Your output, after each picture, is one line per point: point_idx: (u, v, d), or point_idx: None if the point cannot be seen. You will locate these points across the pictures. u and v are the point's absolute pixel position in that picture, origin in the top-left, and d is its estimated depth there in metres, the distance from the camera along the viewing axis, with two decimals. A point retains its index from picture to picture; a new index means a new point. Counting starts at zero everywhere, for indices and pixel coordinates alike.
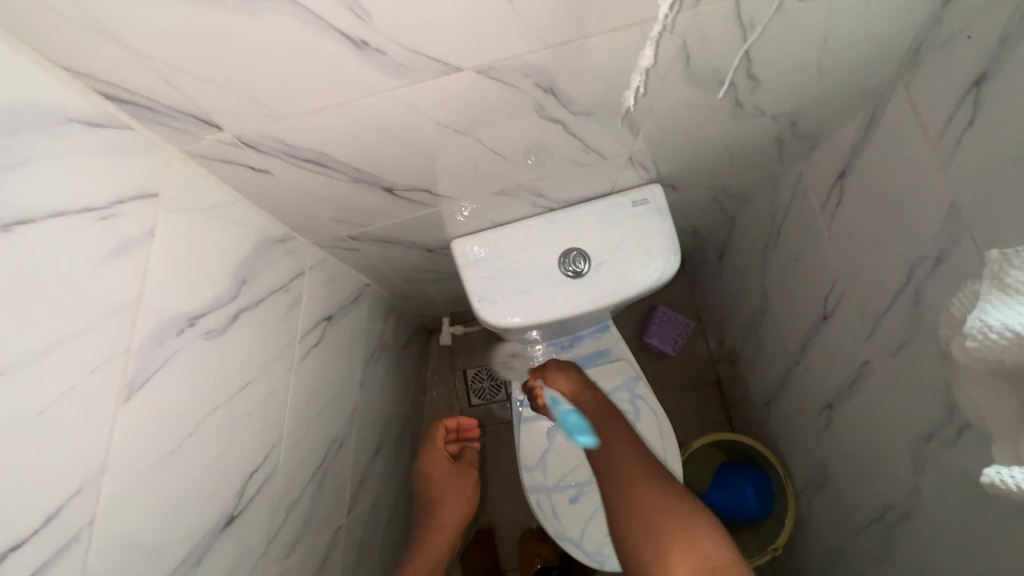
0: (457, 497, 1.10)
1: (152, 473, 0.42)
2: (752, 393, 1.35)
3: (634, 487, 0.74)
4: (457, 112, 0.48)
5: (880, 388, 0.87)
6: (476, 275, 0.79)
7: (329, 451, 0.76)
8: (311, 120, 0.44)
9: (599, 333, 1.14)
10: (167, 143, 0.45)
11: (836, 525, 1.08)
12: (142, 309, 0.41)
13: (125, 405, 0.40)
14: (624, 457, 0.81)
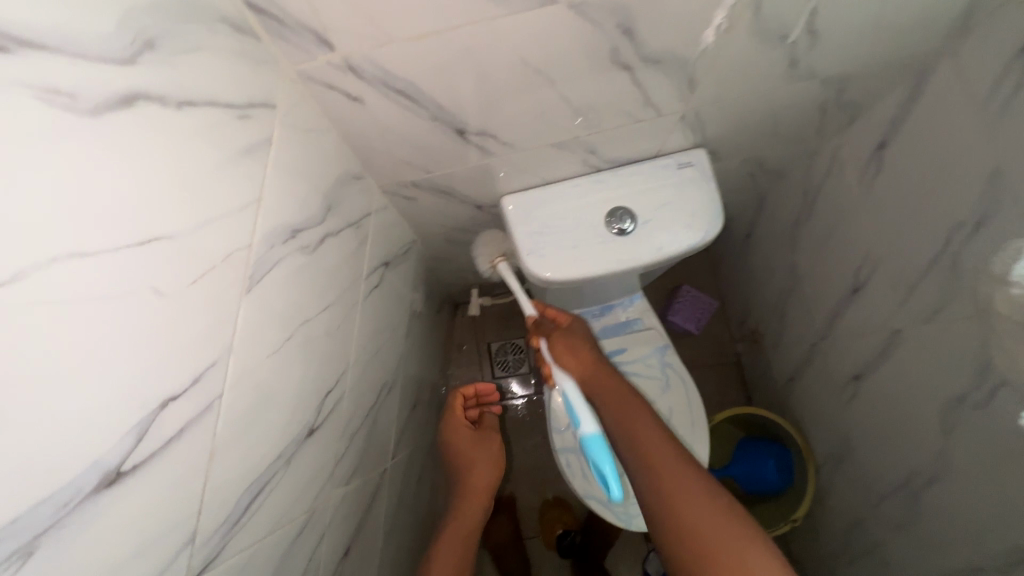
0: (485, 462, 1.09)
1: (261, 364, 0.47)
2: (773, 371, 1.38)
3: (671, 489, 0.73)
4: (541, 47, 0.52)
5: (910, 355, 0.89)
6: (525, 231, 0.81)
7: (381, 393, 0.79)
8: (412, 46, 0.49)
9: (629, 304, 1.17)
10: (285, 60, 0.50)
11: (858, 496, 1.10)
12: (261, 211, 0.47)
13: (247, 295, 0.45)
14: (655, 451, 0.80)
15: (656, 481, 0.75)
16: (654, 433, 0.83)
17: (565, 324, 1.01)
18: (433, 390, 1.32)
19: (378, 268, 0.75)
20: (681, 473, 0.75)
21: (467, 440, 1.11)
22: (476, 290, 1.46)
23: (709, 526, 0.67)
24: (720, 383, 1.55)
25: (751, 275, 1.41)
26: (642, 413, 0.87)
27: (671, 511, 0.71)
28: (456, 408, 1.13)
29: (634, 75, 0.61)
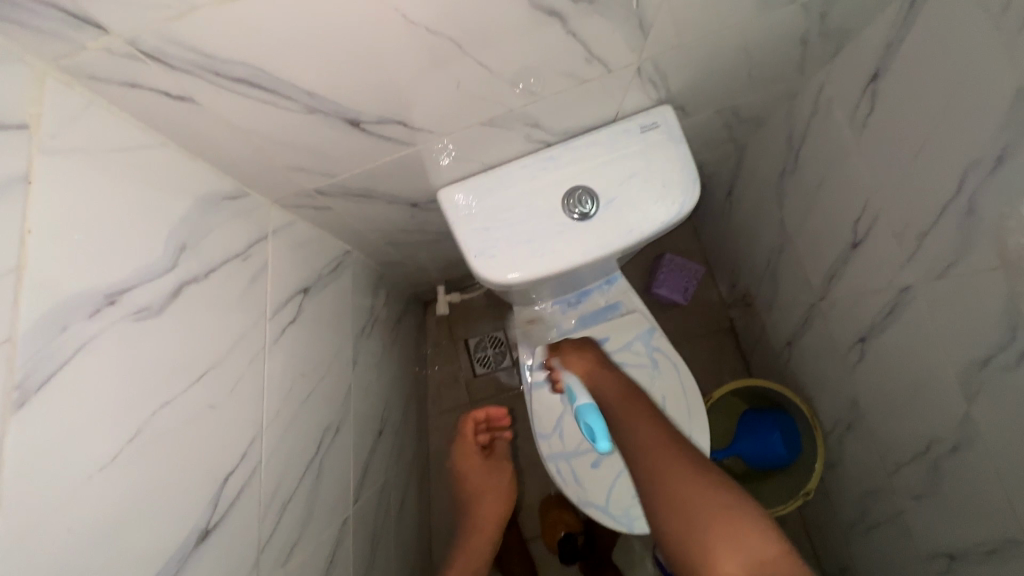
0: (495, 493, 1.09)
1: (66, 492, 0.36)
2: (770, 336, 1.28)
3: (670, 477, 0.64)
4: (422, 1, 0.41)
5: (924, 315, 0.79)
6: (470, 228, 0.68)
7: (324, 439, 0.68)
8: (224, 16, 0.39)
9: (607, 287, 1.05)
10: (38, 59, 0.39)
11: (873, 464, 1.03)
12: (25, 284, 0.35)
13: (15, 414, 0.33)
14: (652, 445, 0.71)
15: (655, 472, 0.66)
16: (658, 430, 0.74)
17: (573, 343, 0.96)
18: (407, 402, 1.21)
19: (294, 297, 0.62)
20: (682, 461, 0.66)
21: (478, 468, 1.10)
22: (444, 286, 1.33)
23: (711, 514, 0.57)
24: (714, 352, 1.45)
25: (738, 235, 1.30)
26: (643, 414, 0.79)
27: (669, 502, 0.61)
28: (466, 436, 1.11)
29: (563, 22, 0.48)
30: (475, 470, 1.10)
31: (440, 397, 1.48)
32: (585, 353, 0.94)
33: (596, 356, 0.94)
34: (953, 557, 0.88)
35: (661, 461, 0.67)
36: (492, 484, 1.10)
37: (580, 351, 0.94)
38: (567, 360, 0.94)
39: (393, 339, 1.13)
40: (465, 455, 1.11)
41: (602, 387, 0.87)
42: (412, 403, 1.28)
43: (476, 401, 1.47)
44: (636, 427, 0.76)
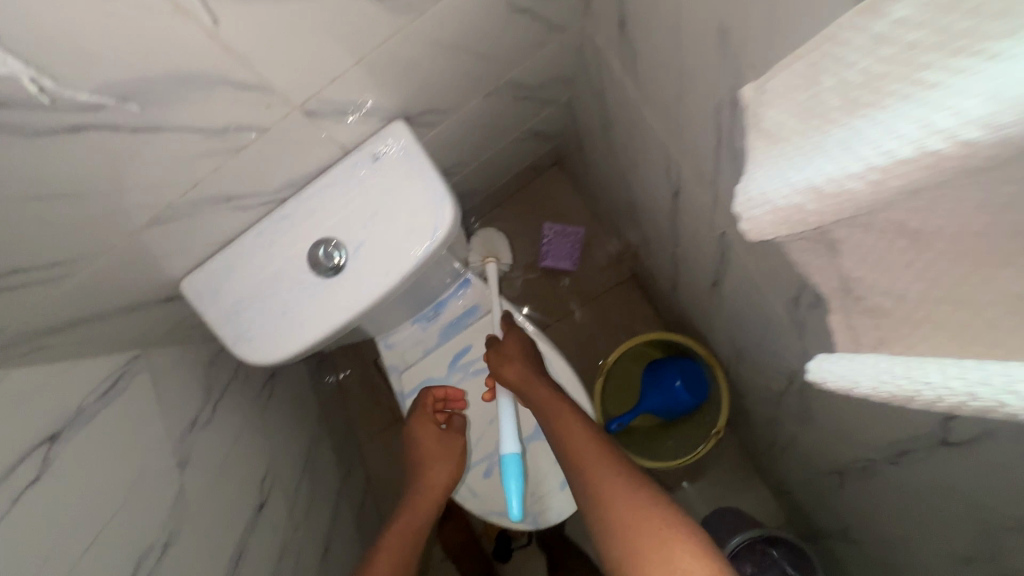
0: (447, 460, 0.91)
1: None
2: (660, 281, 1.24)
3: (591, 469, 0.70)
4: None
5: (743, 257, 0.75)
6: (224, 315, 0.64)
7: (145, 563, 0.65)
8: None
9: (464, 289, 0.99)
10: None
11: (764, 394, 1.02)
12: None
13: None
14: (578, 445, 0.74)
15: (586, 468, 0.70)
16: (586, 428, 0.77)
17: (510, 338, 0.91)
18: (316, 449, 1.20)
19: (40, 445, 0.57)
20: (620, 475, 0.67)
21: (433, 441, 0.92)
22: None
23: (643, 525, 0.59)
24: (621, 306, 1.42)
25: (603, 187, 1.23)
26: (573, 423, 0.78)
27: (599, 506, 0.65)
28: (425, 405, 0.93)
29: (96, 130, 0.45)
30: (430, 439, 0.92)
31: (367, 421, 1.47)
32: (521, 347, 0.90)
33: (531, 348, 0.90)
34: (841, 472, 0.88)
35: (591, 472, 0.69)
36: (446, 457, 0.92)
37: (512, 343, 0.91)
38: (493, 362, 0.89)
39: (273, 397, 1.10)
40: (420, 425, 0.92)
41: (530, 388, 0.85)
42: (328, 444, 1.27)
43: (403, 415, 1.46)
44: (563, 434, 0.76)
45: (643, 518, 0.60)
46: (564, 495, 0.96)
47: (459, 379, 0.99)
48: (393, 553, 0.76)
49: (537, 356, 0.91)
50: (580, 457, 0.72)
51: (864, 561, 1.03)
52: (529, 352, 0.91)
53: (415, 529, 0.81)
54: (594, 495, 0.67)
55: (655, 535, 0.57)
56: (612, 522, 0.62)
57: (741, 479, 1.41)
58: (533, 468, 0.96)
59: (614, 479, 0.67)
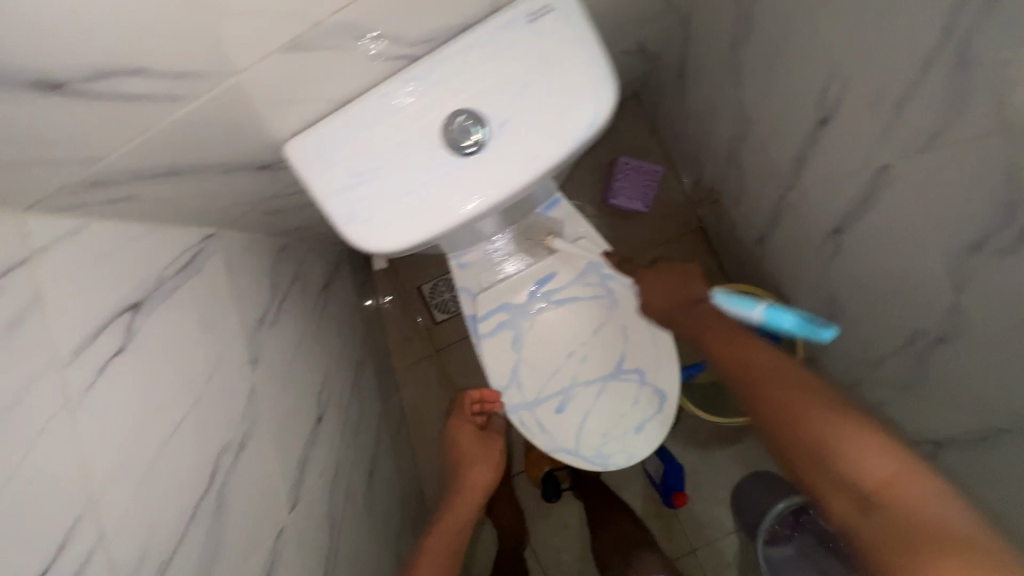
0: (484, 462, 0.90)
1: None
2: (741, 232, 1.16)
3: (762, 389, 0.67)
4: None
5: (903, 196, 0.67)
6: (333, 187, 0.54)
7: (225, 460, 0.59)
8: None
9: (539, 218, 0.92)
10: None
11: (854, 356, 0.96)
12: None
13: None
14: (750, 365, 0.71)
15: (754, 382, 0.69)
16: (767, 352, 0.72)
17: (642, 271, 0.91)
18: (361, 370, 1.13)
19: (122, 313, 0.48)
20: (810, 395, 0.64)
21: (471, 441, 0.92)
22: None
23: (826, 432, 0.59)
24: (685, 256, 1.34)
25: (696, 122, 1.12)
26: (751, 339, 0.74)
27: (803, 422, 0.62)
28: (461, 407, 0.93)
29: None
30: (468, 441, 0.92)
31: (404, 349, 1.40)
32: (659, 281, 0.89)
33: (671, 282, 0.88)
34: (937, 442, 0.84)
35: (773, 393, 0.66)
36: (483, 457, 0.91)
37: (650, 276, 0.89)
38: (645, 291, 0.89)
39: (325, 309, 1.01)
40: (459, 426, 0.93)
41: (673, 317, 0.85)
42: (370, 367, 1.20)
43: (442, 347, 1.39)
44: (740, 351, 0.73)
45: (832, 422, 0.59)
46: (637, 440, 0.91)
47: (538, 309, 0.92)
48: (435, 562, 0.76)
49: (687, 279, 0.87)
50: (761, 378, 0.69)
51: None
52: (686, 277, 0.87)
53: (456, 525, 0.82)
54: (772, 410, 0.65)
55: (836, 437, 0.58)
56: (804, 437, 0.60)
57: None
58: (607, 409, 0.91)
59: (799, 395, 0.64)
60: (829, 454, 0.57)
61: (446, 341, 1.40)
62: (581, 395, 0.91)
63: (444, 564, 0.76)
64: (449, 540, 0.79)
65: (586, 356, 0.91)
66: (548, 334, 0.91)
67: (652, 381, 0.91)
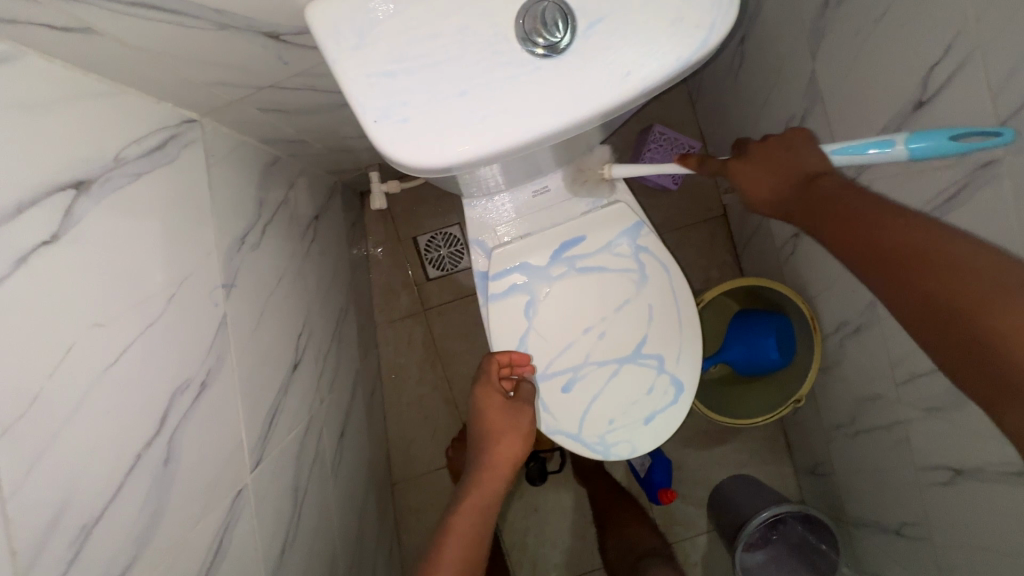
0: (513, 435, 0.79)
1: None
2: (772, 225, 1.08)
3: (929, 288, 0.43)
4: None
5: (1001, 200, 0.59)
6: (365, 71, 0.41)
7: (183, 401, 0.47)
8: None
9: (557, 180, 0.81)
10: None
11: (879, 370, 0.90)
12: None
13: None
14: (896, 241, 0.46)
15: (901, 269, 0.45)
16: (911, 220, 0.47)
17: (738, 157, 0.61)
18: (343, 318, 1.01)
19: (62, 190, 0.36)
20: (994, 291, 0.40)
21: (499, 411, 0.80)
22: (377, 171, 1.04)
23: (1001, 324, 0.39)
24: (702, 244, 1.26)
25: (747, 97, 1.02)
26: (900, 215, 0.47)
27: (959, 330, 0.41)
28: (489, 375, 0.80)
29: None
30: (496, 410, 0.80)
31: (389, 304, 1.28)
32: (766, 161, 0.59)
33: (782, 153, 0.58)
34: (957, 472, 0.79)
35: (935, 281, 0.43)
36: (512, 427, 0.80)
37: (743, 161, 0.60)
38: (735, 174, 0.61)
39: (313, 243, 0.88)
40: (484, 395, 0.80)
41: (787, 198, 0.57)
42: (353, 316, 1.08)
43: (431, 306, 1.28)
44: (860, 232, 0.48)
45: (1017, 323, 0.38)
46: (646, 431, 0.83)
47: (558, 275, 0.81)
48: (467, 537, 0.69)
49: (802, 151, 0.57)
50: (930, 256, 0.43)
51: (911, 559, 0.97)
52: (794, 148, 0.57)
53: (484, 500, 0.74)
54: (942, 322, 0.42)
55: (1015, 331, 0.38)
56: (987, 346, 0.39)
57: (767, 451, 1.34)
58: (619, 394, 0.82)
59: (999, 275, 0.40)
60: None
61: (436, 301, 1.28)
62: (591, 374, 0.82)
63: (476, 538, 0.70)
64: (478, 516, 0.72)
65: (604, 334, 0.82)
66: (566, 305, 0.81)
67: (670, 370, 0.82)
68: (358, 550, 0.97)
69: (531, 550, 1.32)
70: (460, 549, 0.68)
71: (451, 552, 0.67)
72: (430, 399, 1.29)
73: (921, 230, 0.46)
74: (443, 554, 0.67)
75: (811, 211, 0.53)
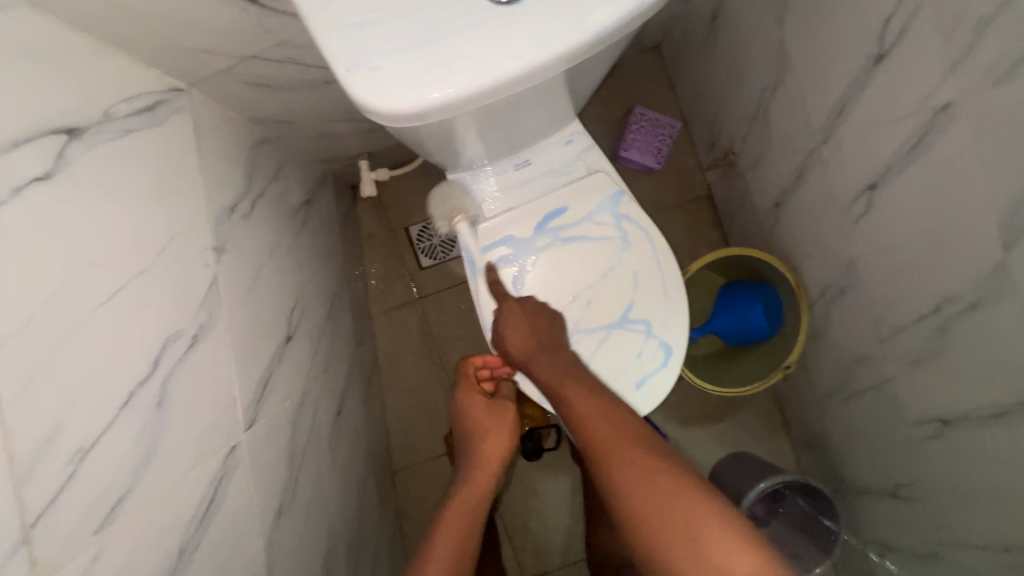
0: (501, 430, 0.86)
1: None
2: (754, 198, 1.11)
3: (597, 456, 0.60)
4: None
5: (962, 142, 0.61)
6: (338, 25, 0.45)
7: (176, 350, 0.49)
8: None
9: (534, 162, 0.85)
10: None
11: (863, 329, 0.91)
12: None
13: None
14: (599, 425, 0.63)
15: (599, 446, 0.61)
16: (592, 397, 0.67)
17: (506, 303, 0.79)
18: (337, 304, 1.03)
19: (56, 134, 0.39)
20: (627, 445, 0.59)
21: (482, 412, 0.88)
22: (366, 160, 1.07)
23: (673, 510, 0.51)
24: (689, 223, 1.29)
25: (722, 75, 1.06)
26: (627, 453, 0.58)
27: (624, 510, 0.54)
28: (468, 378, 0.90)
29: None
30: (479, 411, 0.88)
31: (384, 293, 1.30)
32: (522, 316, 0.78)
33: (530, 305, 0.80)
34: (945, 422, 0.80)
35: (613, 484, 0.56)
36: (499, 425, 0.88)
37: (517, 307, 0.78)
38: (499, 328, 0.79)
39: (305, 225, 0.91)
40: (468, 398, 0.90)
41: (533, 361, 0.75)
42: (347, 303, 1.10)
43: (425, 295, 1.30)
44: (619, 457, 0.58)
45: (649, 502, 0.53)
46: (639, 396, 0.83)
47: (543, 246, 0.84)
48: (462, 520, 0.72)
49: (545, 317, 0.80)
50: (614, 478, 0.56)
51: (909, 519, 0.98)
52: (548, 318, 0.80)
53: (477, 491, 0.78)
54: (611, 490, 0.56)
55: (688, 513, 0.51)
56: (637, 522, 0.53)
57: (764, 429, 1.35)
58: (609, 360, 0.83)
59: (635, 463, 0.57)
60: (630, 502, 0.54)
61: (431, 289, 1.30)
62: (580, 344, 0.84)
63: (471, 521, 0.73)
64: (472, 508, 0.75)
65: (591, 301, 0.84)
66: (554, 274, 0.84)
67: (658, 333, 0.84)
68: (357, 530, 0.98)
69: (533, 535, 1.32)
70: (454, 538, 0.69)
71: (447, 532, 0.70)
72: (427, 387, 1.31)
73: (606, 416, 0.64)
74: (435, 545, 0.68)
75: (558, 389, 0.70)
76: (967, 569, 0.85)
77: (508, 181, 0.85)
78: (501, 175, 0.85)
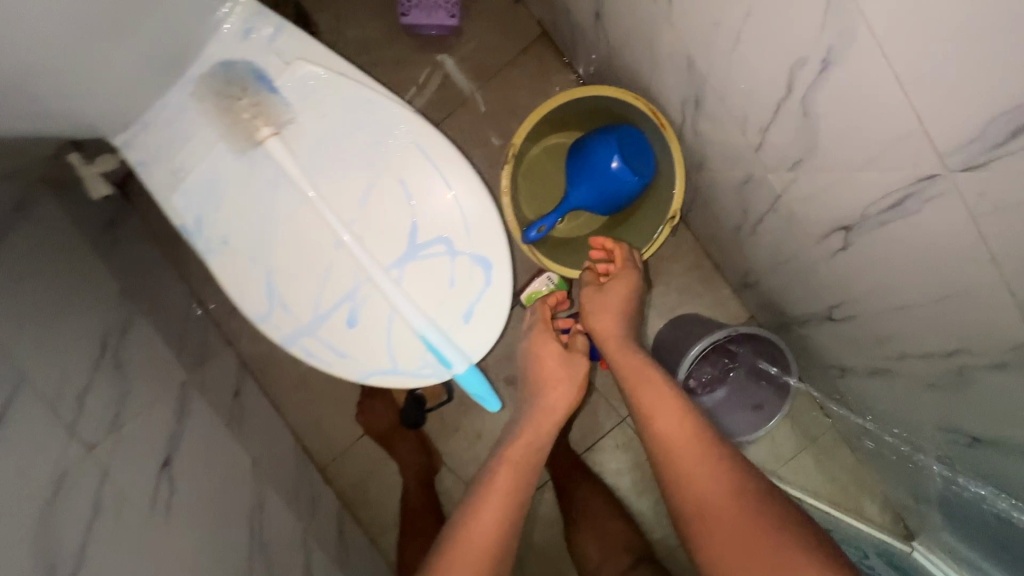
0: (571, 384, 0.73)
1: None
2: (579, 17, 0.84)
3: (675, 461, 0.58)
4: None
5: None
6: None
7: None
8: None
9: (210, 78, 0.59)
10: None
11: (733, 142, 0.70)
12: None
13: None
14: (680, 431, 0.60)
15: (672, 452, 0.59)
16: (673, 396, 0.63)
17: (622, 274, 0.78)
18: (123, 337, 0.83)
19: None
20: (713, 451, 0.57)
21: (555, 363, 0.73)
22: (77, 151, 0.82)
23: (749, 525, 0.50)
24: (530, 78, 1.01)
25: None
26: (726, 462, 0.56)
27: (702, 509, 0.54)
28: (543, 317, 0.78)
29: None
30: (552, 359, 0.74)
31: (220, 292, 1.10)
32: (620, 296, 0.76)
33: (630, 304, 0.77)
34: (847, 228, 0.61)
35: (705, 490, 0.55)
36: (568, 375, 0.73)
37: (618, 287, 0.76)
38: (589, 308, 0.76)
39: None
40: (542, 346, 0.75)
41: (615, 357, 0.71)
42: (151, 327, 0.90)
43: None
44: (705, 463, 0.56)
45: (744, 517, 0.51)
46: (471, 332, 0.65)
47: (269, 189, 0.60)
48: (506, 494, 0.60)
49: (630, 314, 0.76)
50: (701, 479, 0.55)
51: (850, 338, 0.83)
52: (630, 309, 0.77)
53: (522, 458, 0.64)
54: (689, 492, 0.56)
55: (767, 539, 0.49)
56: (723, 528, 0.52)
57: (697, 283, 1.18)
58: (422, 299, 0.63)
59: (720, 466, 0.56)
60: (705, 508, 0.54)
61: None
62: (374, 295, 0.63)
63: (518, 493, 0.60)
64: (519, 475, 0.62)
65: (363, 238, 0.61)
66: (302, 219, 0.60)
67: (465, 249, 0.63)
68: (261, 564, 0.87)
69: None
70: (505, 497, 0.59)
71: (501, 484, 0.60)
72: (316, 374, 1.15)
73: (691, 423, 0.60)
74: (482, 505, 0.58)
75: (638, 387, 0.66)
76: (919, 376, 0.72)
77: (190, 119, 0.60)
78: (179, 112, 0.60)
